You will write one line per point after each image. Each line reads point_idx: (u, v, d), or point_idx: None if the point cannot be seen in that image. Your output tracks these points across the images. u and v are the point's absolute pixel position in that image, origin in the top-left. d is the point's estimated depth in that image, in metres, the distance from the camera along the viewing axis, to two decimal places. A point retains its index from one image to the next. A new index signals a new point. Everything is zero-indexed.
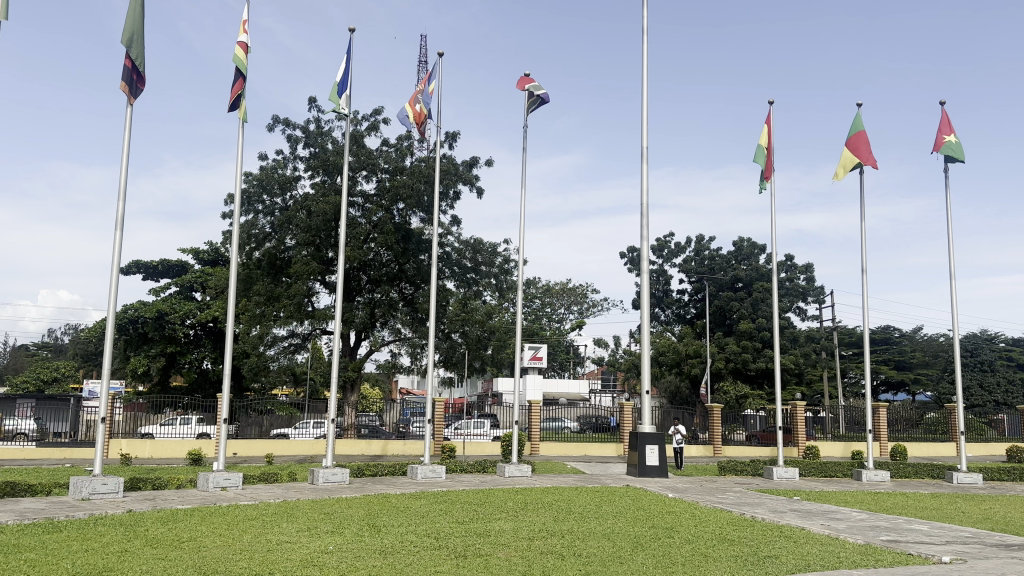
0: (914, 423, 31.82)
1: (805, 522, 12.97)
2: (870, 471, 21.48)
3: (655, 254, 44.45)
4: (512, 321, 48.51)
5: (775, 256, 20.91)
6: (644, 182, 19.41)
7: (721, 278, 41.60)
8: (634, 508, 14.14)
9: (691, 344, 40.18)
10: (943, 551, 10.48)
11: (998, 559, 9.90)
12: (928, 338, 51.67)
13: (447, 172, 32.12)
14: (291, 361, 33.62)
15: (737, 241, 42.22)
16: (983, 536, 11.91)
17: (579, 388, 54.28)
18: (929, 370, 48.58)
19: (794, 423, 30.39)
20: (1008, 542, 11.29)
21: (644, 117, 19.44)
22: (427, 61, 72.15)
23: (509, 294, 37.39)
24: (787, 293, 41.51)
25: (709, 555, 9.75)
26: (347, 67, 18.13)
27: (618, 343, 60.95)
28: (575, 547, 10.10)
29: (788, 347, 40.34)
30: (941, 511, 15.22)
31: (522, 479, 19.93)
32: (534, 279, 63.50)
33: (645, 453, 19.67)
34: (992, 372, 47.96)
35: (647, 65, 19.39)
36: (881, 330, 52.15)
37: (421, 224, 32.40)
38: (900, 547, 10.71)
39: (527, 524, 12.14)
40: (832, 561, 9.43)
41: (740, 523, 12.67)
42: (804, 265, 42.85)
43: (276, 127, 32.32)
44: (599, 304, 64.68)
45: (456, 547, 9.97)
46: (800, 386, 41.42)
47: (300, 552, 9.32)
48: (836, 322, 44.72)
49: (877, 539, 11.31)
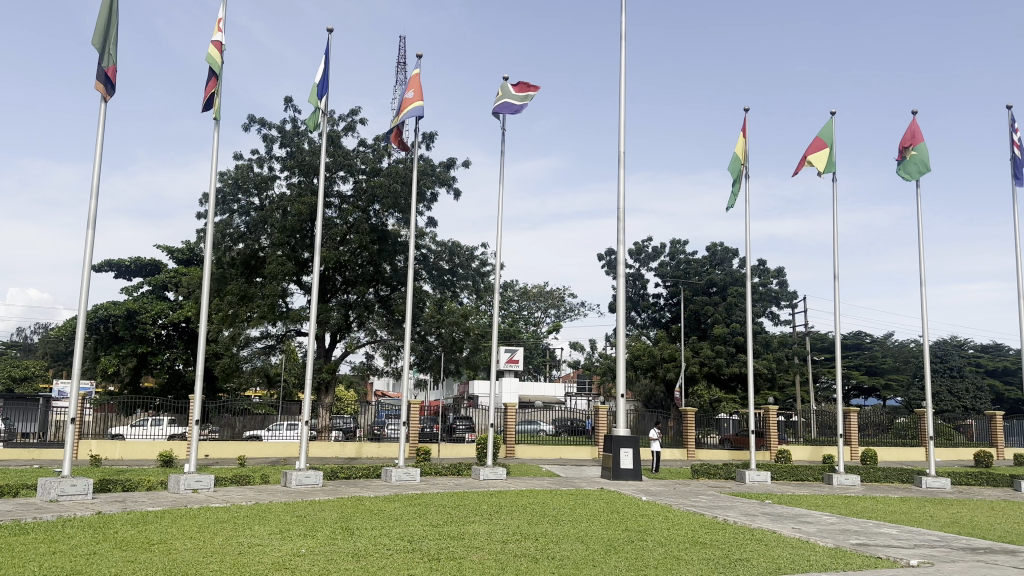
0: (884, 427, 32.13)
1: (777, 525, 13.09)
2: (840, 475, 21.78)
3: (631, 258, 44.77)
4: (489, 324, 48.65)
5: (747, 264, 21.31)
6: (622, 185, 19.48)
7: (696, 282, 41.95)
8: (606, 511, 14.22)
9: (667, 348, 40.45)
10: (911, 554, 10.63)
11: (966, 561, 10.07)
12: (898, 343, 52.63)
13: (425, 172, 32.09)
14: (264, 362, 33.32)
15: (711, 245, 42.69)
16: (950, 539, 12.12)
17: (556, 392, 54.44)
18: (899, 376, 49.38)
19: (766, 427, 31.02)
20: (975, 545, 11.48)
21: (622, 121, 19.57)
22: (405, 62, 72.04)
23: (486, 296, 37.40)
24: (760, 298, 41.90)
25: (681, 557, 9.85)
26: (325, 67, 18.05)
27: (594, 347, 61.14)
28: (548, 549, 10.12)
29: (761, 351, 40.78)
30: (909, 514, 15.43)
31: (496, 482, 19.96)
32: (511, 282, 63.52)
33: (619, 456, 19.73)
34: (962, 377, 48.83)
35: (626, 69, 19.52)
36: (852, 335, 53.32)
37: (398, 225, 32.31)
38: (869, 550, 10.85)
39: (501, 527, 12.10)
40: (802, 564, 9.53)
41: (713, 526, 12.80)
42: (777, 269, 43.31)
43: (251, 127, 32.02)
44: (575, 307, 64.95)
45: (431, 550, 9.89)
46: (773, 391, 41.81)
47: (272, 555, 9.23)
48: (809, 327, 45.23)
49: (846, 542, 11.49)
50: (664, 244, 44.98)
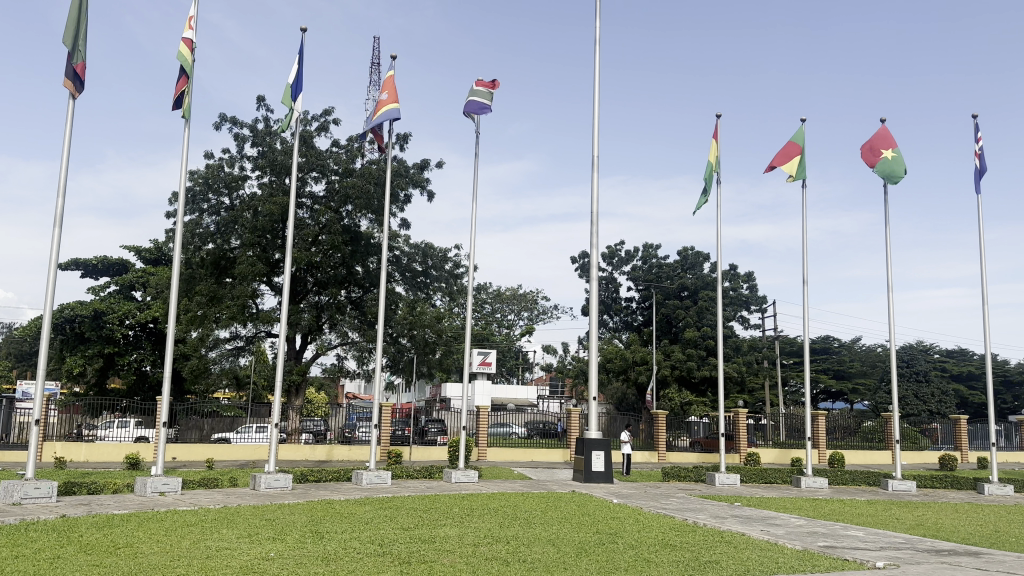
0: (852, 431, 32.57)
1: (745, 527, 13.20)
2: (808, 478, 22.02)
3: (605, 262, 44.97)
4: (462, 327, 48.62)
5: (719, 268, 21.50)
6: (595, 189, 19.56)
7: (668, 286, 42.22)
8: (578, 514, 14.20)
9: (639, 351, 40.70)
10: (877, 556, 10.79)
11: (930, 563, 10.24)
12: (866, 348, 53.46)
13: (399, 173, 31.94)
14: (234, 364, 32.92)
15: (683, 249, 43.01)
16: (915, 541, 12.33)
17: (529, 395, 54.51)
18: (866, 380, 50.16)
19: (736, 430, 31.28)
20: (939, 547, 11.66)
21: (596, 125, 19.65)
22: (379, 62, 71.77)
23: (459, 298, 37.33)
24: (730, 302, 42.30)
25: (652, 559, 9.89)
26: (299, 67, 17.90)
27: (567, 350, 61.24)
28: (519, 552, 10.10)
29: (732, 355, 41.15)
30: (875, 517, 15.67)
31: (468, 485, 19.91)
32: (484, 285, 63.42)
33: (591, 459, 19.79)
34: (927, 382, 49.70)
35: (600, 74, 19.60)
36: (821, 339, 54.04)
37: (371, 226, 32.12)
38: (835, 552, 10.99)
39: (472, 530, 12.06)
40: (771, 566, 9.62)
41: (684, 528, 12.89)
42: (746, 274, 43.76)
43: (223, 126, 31.61)
44: (548, 309, 65.01)
45: (402, 554, 9.80)
46: (742, 394, 42.19)
47: (240, 558, 9.09)
48: (778, 331, 45.74)
49: (813, 544, 11.63)
50: (637, 248, 45.23)
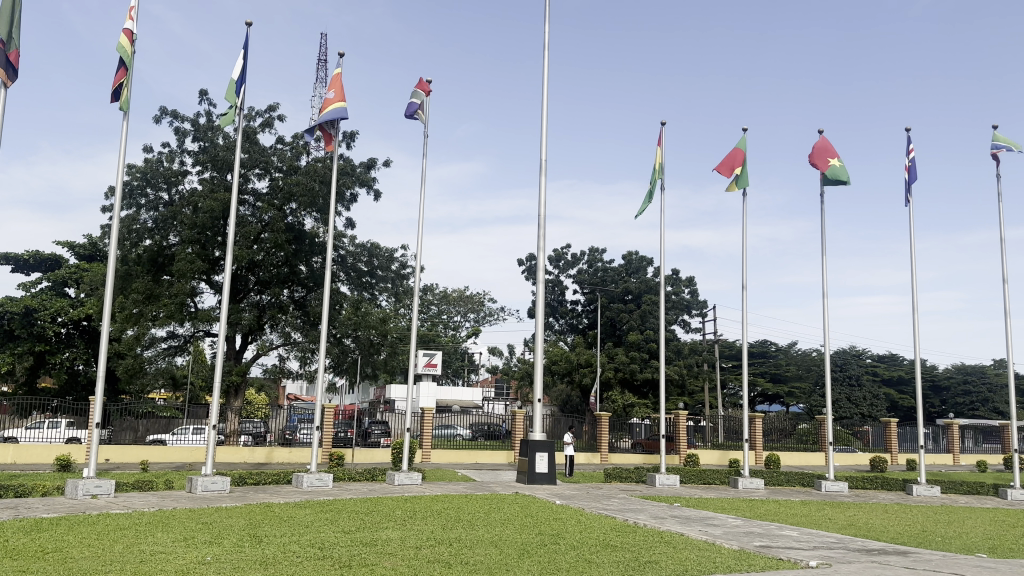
0: (787, 432, 33.55)
1: (684, 528, 13.45)
2: (745, 479, 22.55)
3: (551, 264, 45.28)
4: (408, 328, 48.38)
5: (662, 273, 21.84)
6: (542, 192, 19.69)
7: (612, 289, 42.76)
8: (521, 515, 14.26)
9: (584, 354, 41.12)
10: (810, 555, 11.12)
11: (860, 562, 10.60)
12: (802, 352, 55.01)
13: (345, 172, 31.59)
14: (171, 363, 32.07)
15: (627, 254, 43.57)
16: (846, 541, 12.74)
17: (473, 396, 54.50)
18: (801, 383, 51.62)
19: (676, 432, 31.81)
20: (870, 547, 12.07)
21: (544, 128, 19.77)
22: (327, 59, 70.84)
23: (405, 298, 37.09)
24: (673, 306, 43.04)
25: (592, 560, 10.01)
26: (244, 63, 17.57)
27: (513, 352, 61.41)
28: (461, 554, 10.09)
29: (673, 358, 41.91)
30: (809, 517, 16.15)
31: (411, 487, 19.80)
32: (431, 286, 63.14)
33: (534, 460, 19.90)
34: (859, 385, 51.43)
35: (549, 78, 19.74)
36: (759, 344, 55.37)
37: (316, 225, 31.68)
38: (770, 552, 11.27)
39: (414, 533, 12.00)
40: (708, 566, 9.82)
41: (624, 528, 13.07)
42: (688, 278, 44.58)
43: (163, 119, 30.78)
44: (494, 311, 65.07)
45: (343, 558, 9.70)
46: (683, 396, 42.96)
47: (175, 563, 8.87)
48: (719, 335, 46.67)
49: (749, 544, 11.92)
50: (583, 252, 45.67)
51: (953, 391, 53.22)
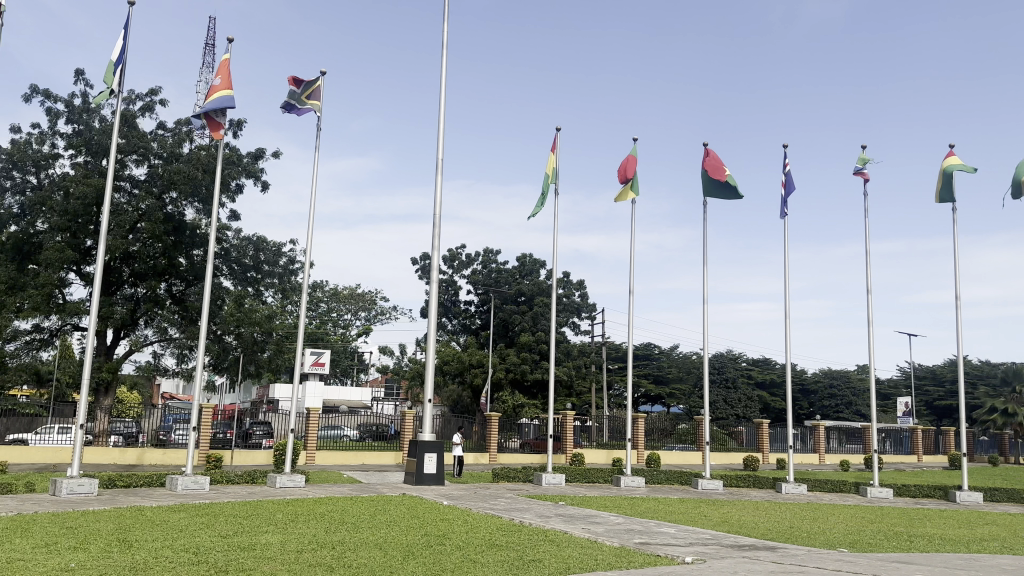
0: (668, 432, 34.74)
1: (569, 527, 13.63)
2: (627, 477, 23.17)
3: (445, 265, 45.06)
4: (295, 325, 46.99)
5: (554, 275, 22.07)
6: (437, 191, 19.54)
7: (505, 291, 43.01)
8: (407, 517, 14.05)
9: (475, 354, 41.15)
10: (687, 552, 11.49)
11: (733, 557, 11.04)
12: (684, 355, 57.09)
13: (232, 162, 30.29)
14: (33, 359, 29.81)
15: (521, 256, 43.90)
16: (721, 537, 13.25)
17: (362, 396, 53.53)
18: (682, 385, 53.59)
19: (563, 432, 32.34)
20: (741, 543, 12.62)
21: (441, 127, 19.60)
22: (215, 44, 67.86)
23: (292, 295, 35.95)
24: (564, 309, 43.71)
25: (478, 560, 9.95)
26: (123, 41, 16.53)
27: (403, 351, 60.72)
28: (345, 557, 9.81)
29: (563, 359, 42.58)
30: (686, 514, 16.72)
31: (294, 489, 19.19)
32: (320, 283, 61.60)
33: (423, 461, 19.69)
34: (735, 388, 53.94)
35: (447, 77, 19.60)
36: (644, 347, 57.12)
37: (198, 216, 30.26)
38: (650, 549, 11.58)
39: (296, 536, 11.59)
40: (590, 563, 9.96)
41: (510, 528, 13.11)
42: (579, 282, 45.40)
43: (32, 97, 28.59)
44: (386, 311, 64.19)
45: (219, 562, 9.24)
46: (571, 397, 43.69)
47: (31, 571, 8.19)
48: (607, 338, 47.75)
49: (630, 542, 12.20)
50: (477, 253, 45.71)
51: (820, 394, 56.59)
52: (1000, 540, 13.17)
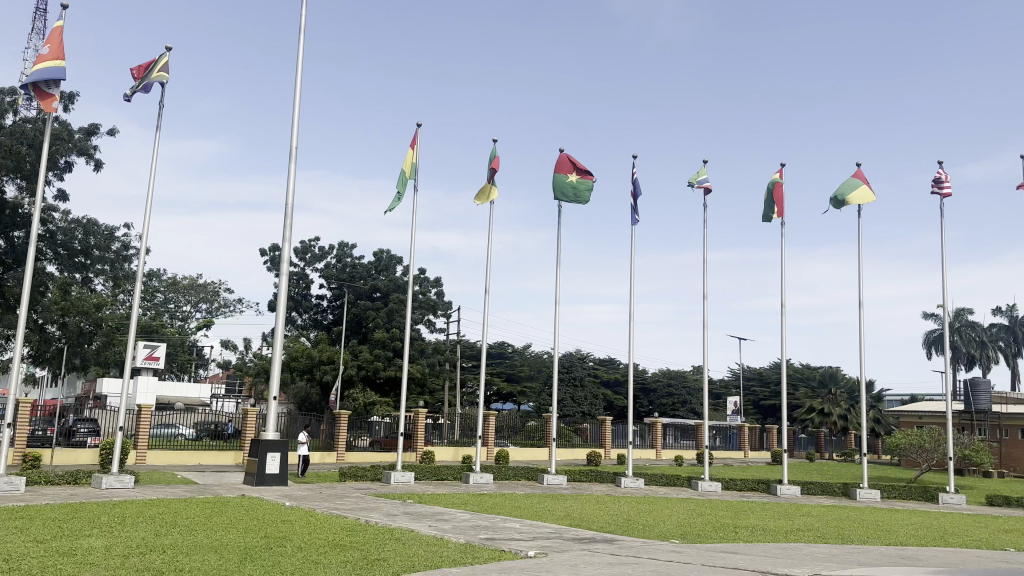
0: (517, 429, 35.26)
1: (415, 524, 13.58)
2: (476, 474, 23.39)
3: (296, 257, 43.55)
4: (128, 316, 43.87)
5: (409, 271, 21.79)
6: (290, 180, 18.86)
7: (359, 286, 42.18)
8: (247, 518, 13.47)
9: (325, 351, 40.07)
10: (530, 546, 11.75)
11: (573, 550, 11.40)
12: (534, 354, 58.27)
13: (61, 137, 27.82)
14: None
15: (376, 251, 43.18)
16: (563, 531, 13.66)
17: (201, 393, 50.78)
18: (532, 383, 54.76)
19: (413, 429, 32.23)
20: (582, 536, 13.08)
21: (295, 115, 18.93)
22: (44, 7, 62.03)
23: (126, 284, 33.50)
24: (418, 306, 43.44)
25: (320, 561, 9.69)
26: None
27: (249, 346, 58.15)
28: (176, 562, 9.27)
29: (416, 357, 42.31)
30: (532, 509, 17.09)
31: (122, 491, 17.90)
32: (159, 272, 57.86)
33: (265, 461, 18.93)
34: (582, 386, 55.79)
35: (303, 63, 18.96)
36: (497, 345, 57.85)
37: (19, 194, 27.47)
38: (495, 544, 11.74)
39: (122, 540, 10.82)
40: (435, 561, 9.95)
41: (355, 527, 12.87)
42: (435, 279, 45.28)
43: None
44: (230, 303, 61.25)
45: (30, 570, 8.46)
46: (423, 395, 43.49)
47: None
48: (460, 336, 47.90)
49: (476, 538, 12.32)
50: (330, 246, 44.55)
51: (659, 393, 59.58)
52: (813, 529, 14.37)
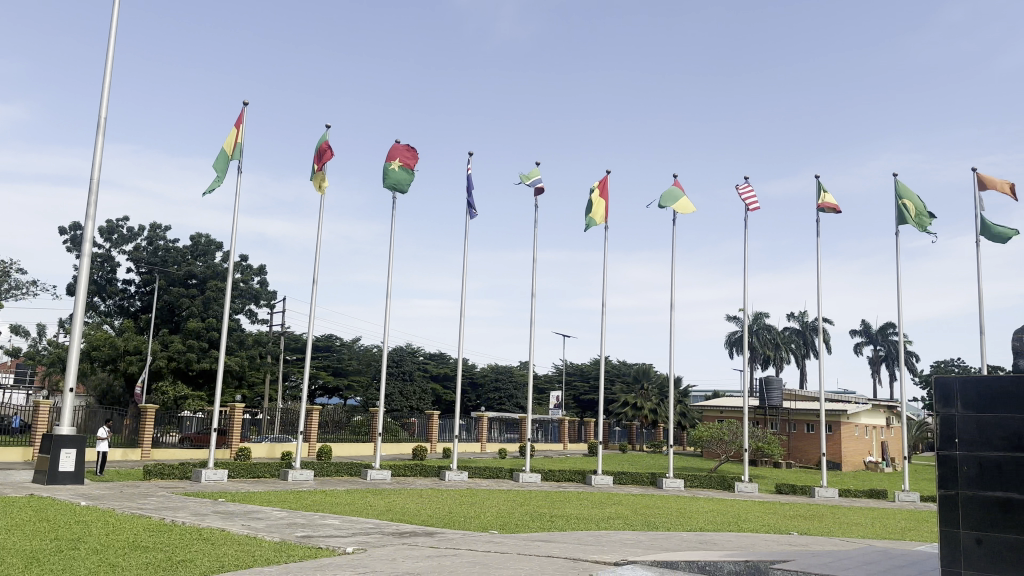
0: (341, 424, 34.66)
1: (227, 523, 12.97)
2: (296, 471, 22.68)
3: (102, 238, 40.01)
4: None
5: (231, 256, 20.52)
6: (97, 154, 17.33)
7: (174, 272, 39.47)
8: (33, 520, 12.25)
9: (133, 340, 37.16)
10: (348, 542, 11.58)
11: (392, 545, 11.37)
12: (362, 348, 57.31)
13: None
14: None
15: (195, 235, 40.57)
16: (383, 526, 13.56)
17: None
18: (359, 377, 53.85)
19: (229, 424, 30.67)
20: (402, 530, 13.08)
21: (106, 83, 17.38)
22: None
23: None
24: (239, 295, 41.39)
25: (117, 564, 9.01)
26: None
27: (43, 332, 52.78)
28: None
29: (235, 348, 40.25)
30: (353, 505, 16.84)
31: None
32: None
33: (58, 459, 17.30)
34: (410, 380, 55.66)
35: (116, 27, 17.44)
36: (325, 338, 56.16)
37: None
38: (312, 542, 11.46)
39: None
40: (246, 560, 9.55)
41: (160, 528, 12.09)
42: (259, 267, 43.28)
43: None
44: (22, 284, 55.31)
45: None
46: (241, 388, 41.47)
47: None
48: (285, 327, 46.08)
49: (292, 535, 11.97)
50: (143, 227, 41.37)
51: (486, 388, 60.61)
52: (623, 518, 15.21)
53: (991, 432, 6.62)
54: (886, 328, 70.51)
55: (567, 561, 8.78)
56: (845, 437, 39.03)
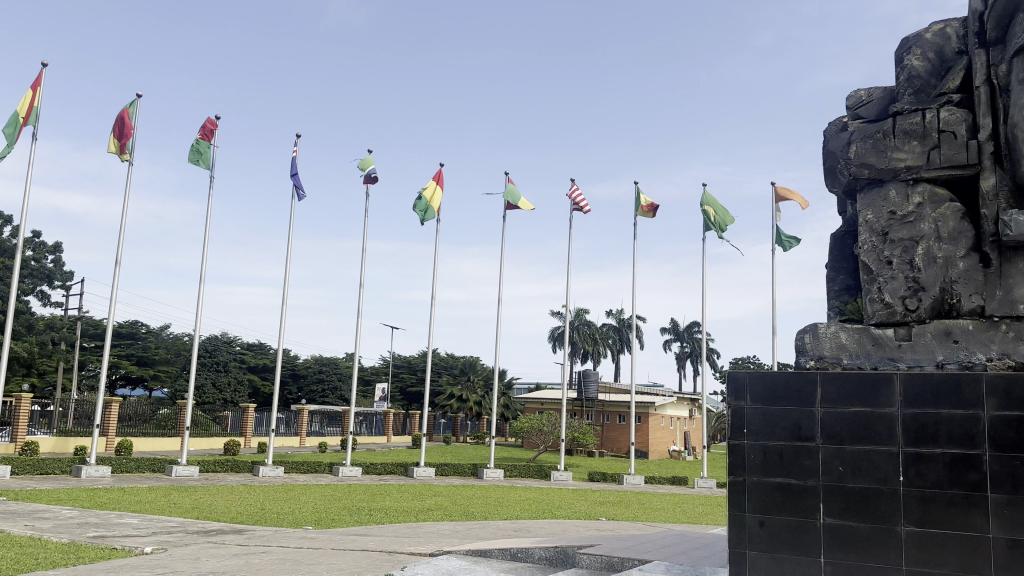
0: (146, 418, 32.24)
1: (5, 524, 11.62)
2: (91, 467, 20.85)
3: None
4: None
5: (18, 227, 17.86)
6: None
7: None
8: None
9: None
10: (147, 542, 10.75)
11: (196, 544, 10.70)
12: (172, 336, 53.61)
13: None
14: None
15: None
16: (188, 524, 12.75)
17: None
18: (168, 367, 50.37)
19: (13, 417, 27.62)
20: (209, 528, 12.35)
21: None
22: None
23: None
24: (30, 274, 37.35)
25: None
26: None
27: None
28: None
29: (22, 333, 36.25)
30: (154, 503, 15.68)
31: None
32: None
33: None
34: (226, 371, 52.87)
35: None
36: (129, 324, 51.50)
37: None
38: (105, 542, 10.53)
39: None
40: (27, 564, 8.60)
41: None
42: (54, 245, 39.26)
43: None
44: None
45: None
46: (29, 377, 37.45)
47: None
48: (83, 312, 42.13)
49: (82, 536, 10.94)
50: None
51: (308, 379, 58.82)
52: (440, 509, 15.31)
53: (773, 424, 5.39)
54: (692, 327, 75.86)
55: (381, 554, 8.66)
56: (652, 428, 41.62)
